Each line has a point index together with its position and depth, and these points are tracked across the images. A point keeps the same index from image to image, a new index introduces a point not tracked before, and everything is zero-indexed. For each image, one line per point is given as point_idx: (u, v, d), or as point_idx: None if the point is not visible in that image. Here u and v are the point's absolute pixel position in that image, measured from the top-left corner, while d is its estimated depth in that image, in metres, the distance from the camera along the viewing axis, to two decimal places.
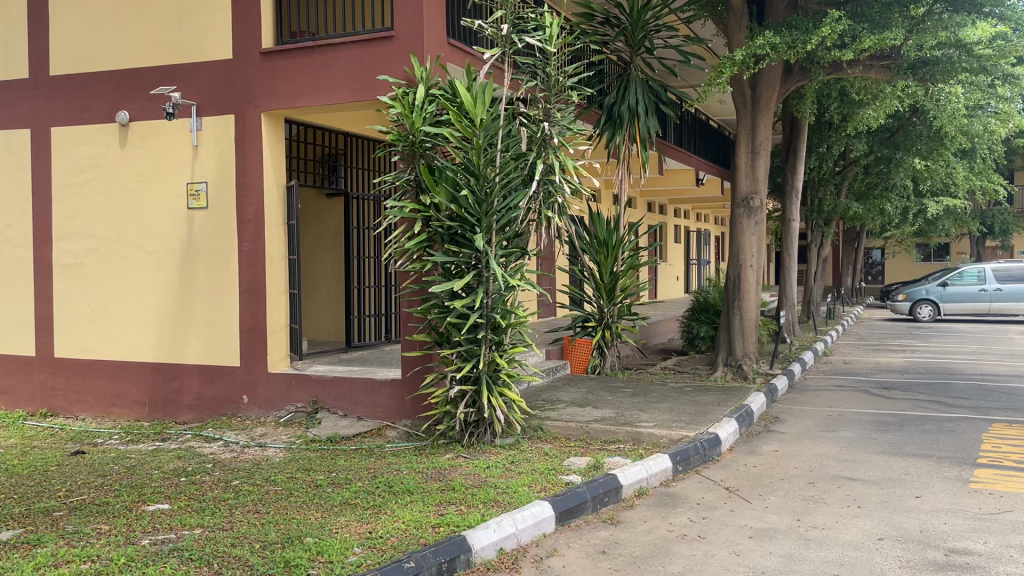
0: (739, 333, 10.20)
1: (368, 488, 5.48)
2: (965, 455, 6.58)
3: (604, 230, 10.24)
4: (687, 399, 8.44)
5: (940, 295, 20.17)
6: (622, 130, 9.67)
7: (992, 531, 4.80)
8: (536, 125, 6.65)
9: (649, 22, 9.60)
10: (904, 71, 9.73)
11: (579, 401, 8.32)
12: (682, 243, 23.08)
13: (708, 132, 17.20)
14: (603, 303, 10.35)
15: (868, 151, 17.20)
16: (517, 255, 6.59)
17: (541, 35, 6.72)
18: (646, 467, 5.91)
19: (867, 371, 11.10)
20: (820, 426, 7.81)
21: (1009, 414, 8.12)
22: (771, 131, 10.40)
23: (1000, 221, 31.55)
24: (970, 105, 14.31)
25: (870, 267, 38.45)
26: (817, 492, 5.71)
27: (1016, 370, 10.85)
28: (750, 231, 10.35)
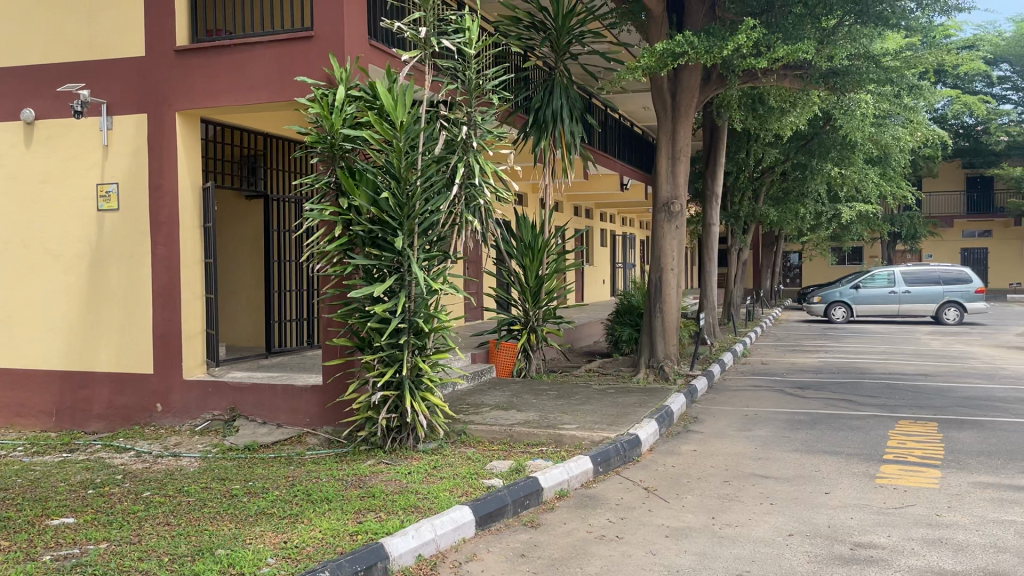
0: (660, 335, 10.40)
1: (285, 497, 5.37)
2: (873, 452, 6.83)
3: (530, 233, 10.25)
4: (610, 400, 8.55)
5: (853, 297, 20.96)
6: (547, 134, 9.68)
7: (895, 525, 4.99)
8: (457, 129, 6.64)
9: (574, 27, 9.72)
10: (817, 81, 10.06)
11: (503, 404, 8.33)
12: (608, 247, 23.42)
13: (632, 138, 17.49)
14: (529, 307, 10.38)
15: (785, 157, 17.67)
16: (440, 258, 6.53)
17: (462, 37, 6.68)
18: (567, 468, 5.96)
19: (783, 371, 11.43)
20: (738, 425, 8.00)
21: (914, 412, 8.47)
22: (690, 138, 10.63)
23: (908, 225, 33.04)
24: (880, 113, 14.89)
25: (789, 270, 39.71)
26: (732, 490, 5.84)
27: (921, 369, 11.33)
28: (671, 235, 10.50)
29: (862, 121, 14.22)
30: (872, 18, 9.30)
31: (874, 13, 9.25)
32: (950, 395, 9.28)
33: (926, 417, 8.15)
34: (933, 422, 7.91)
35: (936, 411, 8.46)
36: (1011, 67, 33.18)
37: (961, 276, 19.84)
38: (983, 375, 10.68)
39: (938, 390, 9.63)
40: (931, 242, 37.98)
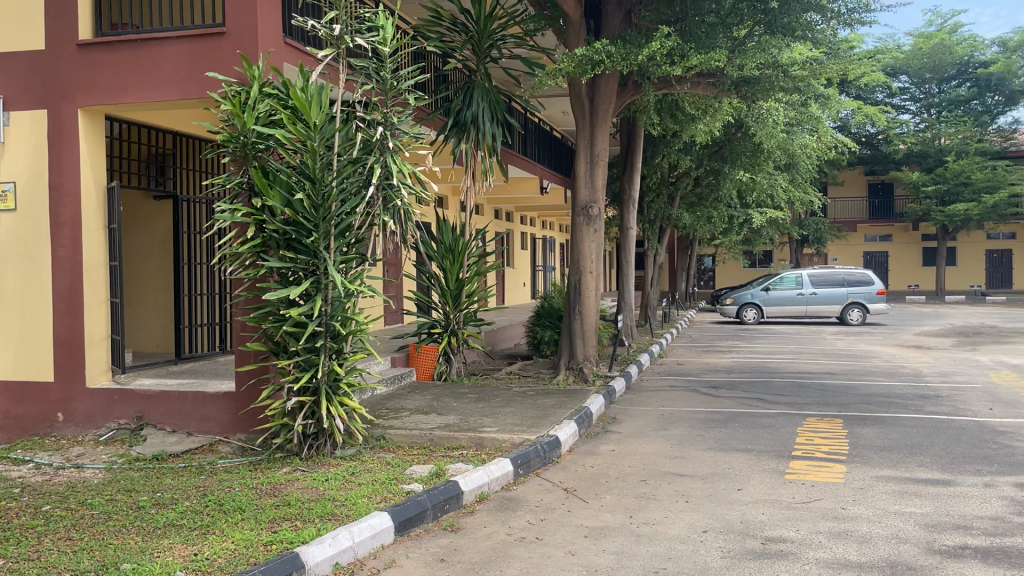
0: (580, 337, 10.51)
1: (196, 507, 5.19)
2: (783, 448, 7.06)
3: (450, 236, 10.20)
4: (530, 402, 8.59)
5: (764, 299, 21.66)
6: (467, 136, 9.66)
7: (804, 519, 5.16)
8: (373, 130, 6.56)
9: (495, 31, 9.74)
10: (728, 89, 10.35)
11: (423, 408, 8.26)
12: (528, 250, 23.57)
13: (551, 142, 17.64)
14: (450, 310, 10.32)
15: (699, 164, 18.08)
16: (357, 261, 6.44)
17: (376, 35, 6.65)
18: (487, 472, 5.94)
19: (698, 371, 11.70)
20: (655, 425, 8.16)
21: (821, 409, 8.79)
22: (608, 142, 10.77)
23: (815, 230, 34.39)
24: (789, 122, 15.44)
25: (703, 273, 40.77)
26: (649, 489, 5.94)
27: (827, 368, 11.78)
28: (590, 238, 10.61)
29: (773, 128, 14.73)
30: (779, 28, 9.59)
31: (780, 23, 9.57)
32: (854, 393, 9.69)
33: (833, 414, 8.48)
34: (838, 419, 8.23)
35: (841, 408, 8.81)
36: (909, 79, 34.96)
37: (864, 279, 20.73)
38: (885, 373, 11.17)
39: (842, 388, 10.03)
40: (836, 246, 39.60)
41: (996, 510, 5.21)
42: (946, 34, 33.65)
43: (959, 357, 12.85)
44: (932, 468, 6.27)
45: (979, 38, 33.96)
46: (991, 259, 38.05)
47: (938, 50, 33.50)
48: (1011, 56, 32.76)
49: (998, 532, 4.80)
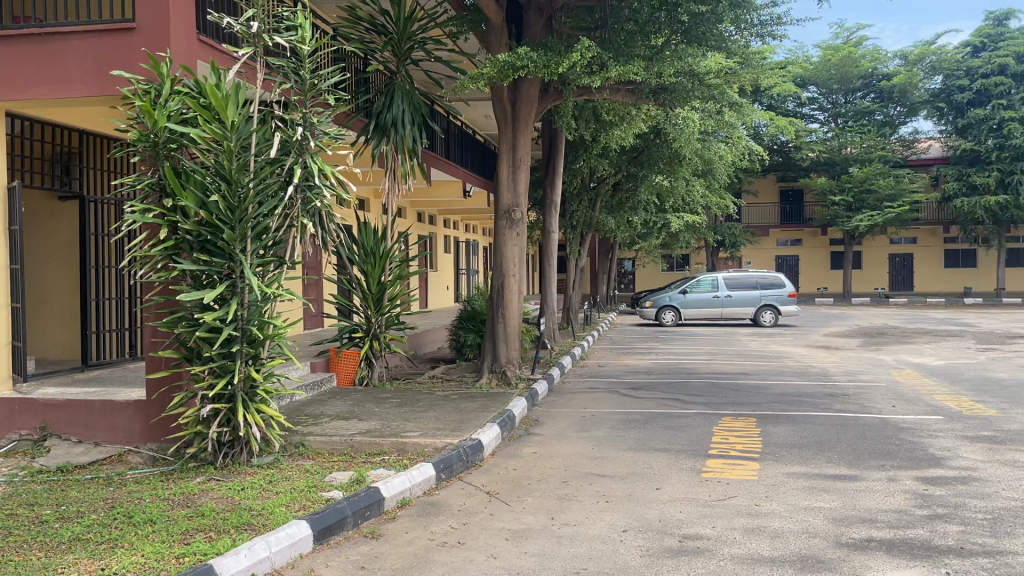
0: (503, 340, 10.54)
1: (104, 520, 4.99)
2: (700, 448, 7.23)
3: (371, 239, 10.09)
4: (453, 406, 8.57)
5: (682, 301, 22.17)
6: (388, 138, 9.57)
7: (719, 516, 5.29)
8: (293, 130, 6.44)
9: (415, 33, 9.68)
10: (647, 96, 10.58)
11: (344, 414, 8.14)
12: (451, 254, 23.51)
13: (473, 145, 17.64)
14: (371, 313, 10.19)
15: (618, 169, 18.37)
16: (275, 264, 6.31)
17: (295, 35, 6.53)
18: (408, 477, 5.89)
19: (618, 373, 11.88)
20: (576, 426, 8.24)
21: (736, 409, 9.05)
22: (530, 146, 10.83)
23: (730, 235, 35.40)
24: (704, 129, 15.84)
25: (624, 276, 41.49)
26: (570, 490, 6.00)
27: (741, 368, 12.13)
28: (512, 242, 10.66)
29: (688, 135, 15.09)
30: (695, 38, 9.85)
31: (697, 33, 9.83)
32: (767, 392, 9.99)
33: (747, 413, 8.72)
34: (752, 418, 8.48)
35: (755, 407, 9.08)
36: (818, 90, 36.26)
37: (776, 282, 21.53)
38: (796, 373, 11.57)
39: (756, 387, 10.35)
40: (750, 250, 40.86)
41: (899, 503, 5.46)
42: (852, 46, 35.02)
43: (864, 357, 13.41)
44: (839, 464, 6.53)
45: (882, 51, 35.55)
46: (893, 262, 39.89)
47: (846, 62, 34.71)
48: (911, 69, 34.58)
49: (901, 524, 5.03)
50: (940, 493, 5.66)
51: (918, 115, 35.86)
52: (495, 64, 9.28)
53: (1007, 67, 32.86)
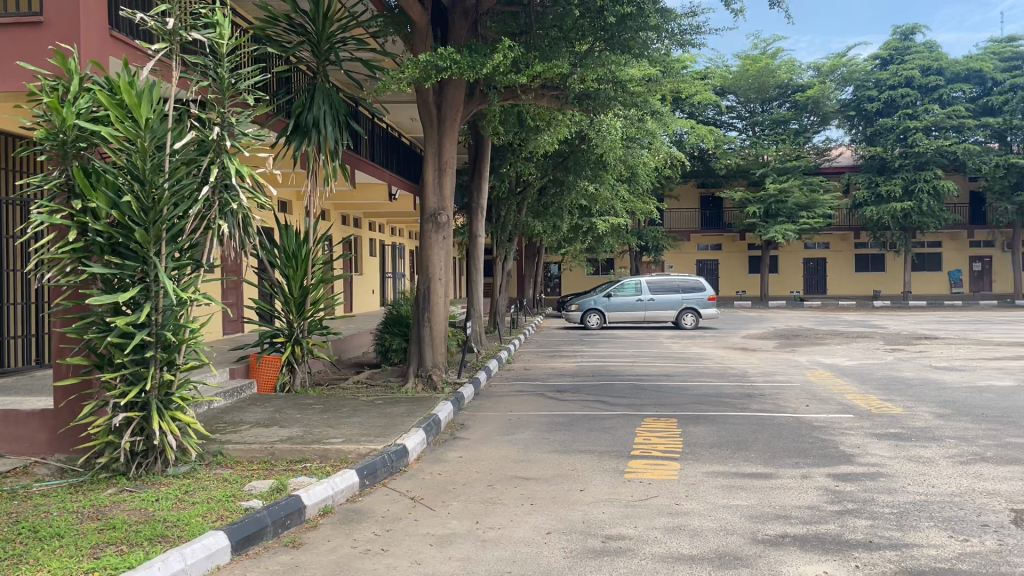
0: (429, 344, 10.48)
1: (7, 536, 4.75)
2: (622, 449, 7.33)
3: (293, 241, 9.90)
4: (377, 412, 8.48)
5: (606, 305, 22.43)
6: (309, 140, 9.41)
7: (641, 516, 5.38)
8: (209, 129, 6.28)
9: (335, 34, 9.56)
10: (572, 102, 10.70)
11: (265, 421, 7.95)
12: (376, 257, 23.25)
13: (398, 147, 17.49)
14: (292, 317, 9.98)
15: (544, 173, 18.45)
16: (191, 267, 6.13)
17: (212, 32, 6.36)
18: (331, 484, 5.80)
19: (543, 376, 11.95)
20: (501, 430, 8.25)
21: (659, 410, 9.21)
22: (455, 150, 10.80)
23: (653, 239, 36.10)
24: (627, 135, 16.09)
25: (550, 280, 41.84)
26: (495, 494, 6.00)
27: (664, 370, 12.35)
28: (438, 245, 10.61)
29: (612, 141, 15.39)
30: (618, 45, 9.96)
31: (619, 40, 9.95)
32: (687, 394, 10.19)
33: (669, 414, 8.89)
34: (673, 419, 8.65)
35: (676, 408, 9.25)
36: (736, 99, 37.18)
37: (697, 285, 22.04)
38: (716, 374, 11.85)
39: (677, 389, 10.56)
40: (672, 254, 41.70)
41: (812, 499, 5.65)
42: (769, 58, 35.81)
43: (779, 358, 13.83)
44: (756, 462, 6.71)
45: (797, 62, 36.52)
46: (808, 266, 41.26)
47: (763, 72, 35.57)
48: (824, 81, 35.51)
49: (814, 520, 5.20)
50: (850, 488, 5.87)
51: (831, 125, 37.00)
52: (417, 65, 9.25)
53: (913, 79, 34.65)
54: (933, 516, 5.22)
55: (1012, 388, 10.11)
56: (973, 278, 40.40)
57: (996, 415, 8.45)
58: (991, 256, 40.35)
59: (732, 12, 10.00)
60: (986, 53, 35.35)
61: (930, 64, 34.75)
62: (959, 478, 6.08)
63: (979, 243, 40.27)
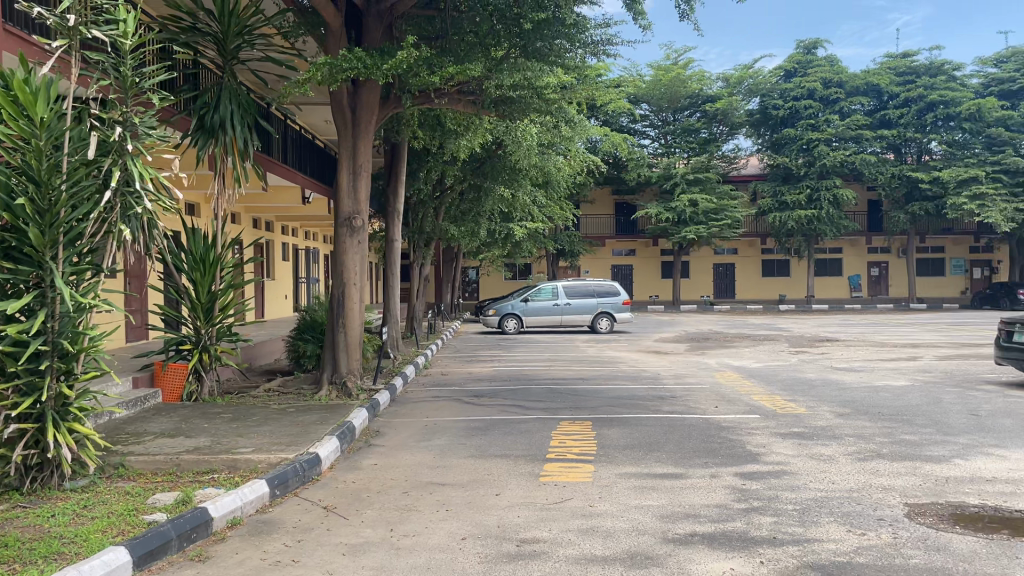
0: (343, 351, 10.34)
1: None
2: (538, 452, 7.37)
3: (201, 245, 9.59)
4: (289, 420, 8.30)
5: (523, 309, 22.54)
6: (216, 140, 9.16)
7: (555, 518, 5.42)
8: (110, 129, 6.05)
9: (244, 33, 9.34)
10: (487, 107, 10.78)
11: (170, 431, 7.69)
12: (289, 261, 22.77)
13: (312, 150, 17.22)
14: (200, 324, 9.67)
15: (462, 178, 18.43)
16: (91, 272, 5.89)
17: (115, 29, 6.13)
18: (240, 495, 5.64)
19: (460, 381, 11.92)
20: (417, 436, 8.19)
21: (574, 413, 9.31)
22: (370, 153, 10.66)
23: (568, 244, 36.65)
24: (543, 141, 16.22)
25: (468, 285, 41.83)
26: (410, 500, 5.95)
27: (579, 374, 12.49)
28: (353, 250, 10.44)
29: (528, 147, 15.54)
30: (533, 53, 10.03)
31: (535, 48, 10.01)
32: (602, 397, 10.34)
33: (584, 417, 9.00)
34: (587, 422, 8.77)
35: (591, 411, 9.37)
36: (649, 108, 37.89)
37: (611, 289, 22.41)
38: (630, 377, 12.06)
39: (592, 392, 10.69)
40: (588, 259, 42.28)
41: (720, 498, 5.80)
42: (681, 68, 36.47)
43: (690, 361, 14.18)
44: (667, 463, 6.85)
45: (707, 73, 37.50)
46: (718, 271, 42.45)
47: (674, 83, 36.26)
48: (732, 93, 36.58)
49: (721, 518, 5.34)
50: (756, 487, 6.06)
51: (739, 134, 38.19)
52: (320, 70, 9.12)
53: (815, 92, 36.13)
54: (833, 511, 5.44)
55: (905, 388, 10.62)
56: (871, 282, 42.36)
57: (891, 414, 8.85)
58: (887, 262, 42.39)
59: (641, 26, 10.22)
60: (883, 67, 37.05)
61: (832, 77, 36.22)
62: (857, 474, 6.37)
63: (876, 250, 42.23)
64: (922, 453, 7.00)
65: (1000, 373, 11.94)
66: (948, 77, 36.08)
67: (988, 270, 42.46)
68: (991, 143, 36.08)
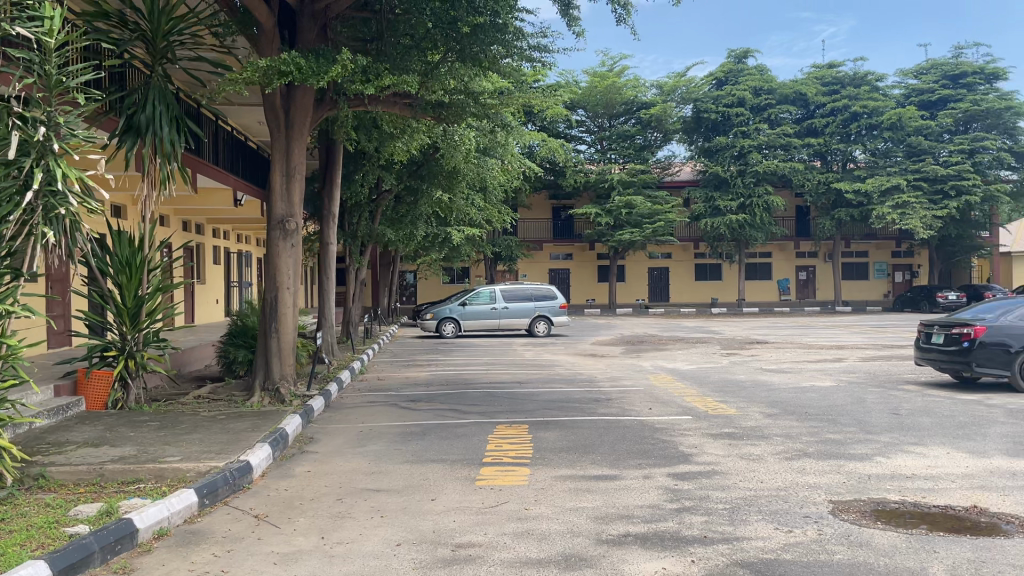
0: (276, 356, 10.17)
1: None
2: (474, 457, 7.37)
3: (127, 248, 9.31)
4: (219, 427, 8.12)
5: (461, 314, 22.41)
6: (143, 140, 8.90)
7: (490, 522, 5.43)
8: (32, 128, 5.83)
9: (172, 31, 9.10)
10: (423, 110, 10.77)
11: (94, 441, 7.44)
12: (221, 265, 22.29)
13: (245, 151, 16.90)
14: (126, 330, 9.37)
15: (398, 181, 18.29)
16: (9, 277, 5.65)
17: (39, 25, 5.92)
18: (167, 505, 5.49)
19: (397, 386, 11.83)
20: (352, 442, 8.11)
21: (511, 416, 9.34)
22: (304, 155, 10.51)
23: (505, 248, 36.79)
24: (479, 145, 16.23)
25: (405, 288, 41.58)
26: (344, 507, 5.89)
27: (516, 378, 12.54)
28: (287, 254, 10.28)
29: (464, 151, 15.55)
30: (469, 58, 10.01)
31: (471, 53, 9.99)
32: (539, 400, 10.40)
33: (520, 421, 9.04)
34: (524, 425, 8.80)
35: (527, 414, 9.42)
36: (585, 114, 38.24)
37: (548, 294, 22.57)
38: (566, 380, 12.16)
39: (529, 395, 10.75)
40: (525, 262, 42.47)
41: (653, 499, 5.89)
42: (616, 75, 36.87)
43: (624, 364, 14.38)
44: (602, 464, 6.93)
45: (641, 80, 38.02)
46: (653, 275, 43.07)
47: (610, 90, 36.63)
48: (666, 100, 37.20)
49: (654, 519, 5.42)
50: (688, 487, 6.17)
51: (672, 141, 38.89)
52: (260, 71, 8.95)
53: (746, 100, 37.04)
54: (761, 509, 5.57)
55: (831, 388, 10.96)
56: (799, 286, 43.57)
57: (817, 414, 9.11)
58: (814, 266, 43.68)
59: (575, 33, 10.32)
60: (810, 77, 38.12)
61: (761, 85, 37.17)
62: (785, 473, 6.54)
63: (804, 254, 43.47)
64: (846, 451, 7.23)
65: (919, 373, 12.43)
66: (871, 88, 37.43)
67: (910, 274, 44.15)
68: (911, 152, 37.50)
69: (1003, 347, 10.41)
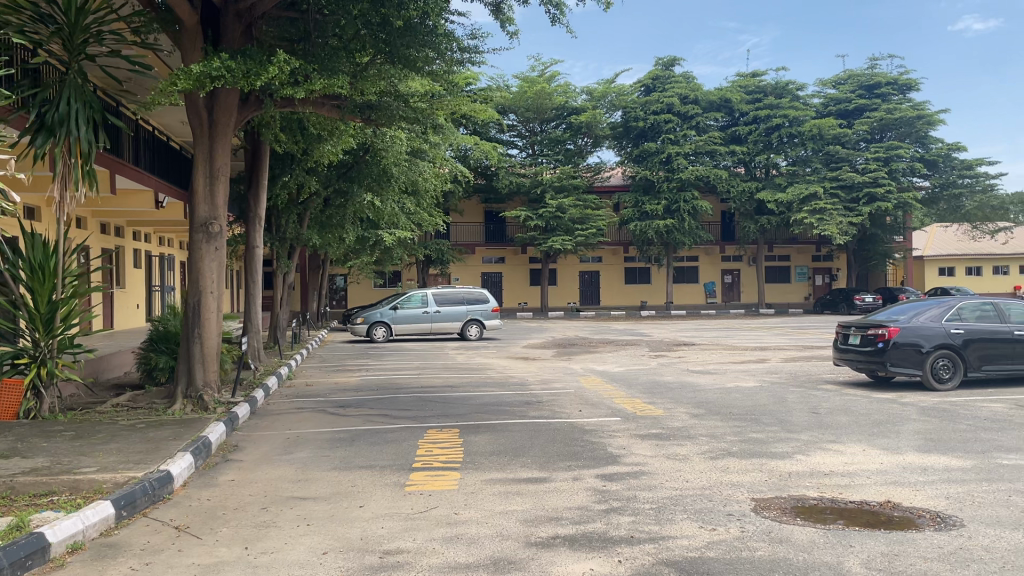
0: (199, 363, 9.91)
1: None
2: (403, 462, 7.31)
3: (39, 252, 8.94)
4: (139, 436, 7.87)
5: (392, 317, 22.28)
6: (57, 139, 8.57)
7: (420, 528, 5.39)
8: None
9: (89, 27, 8.81)
10: (352, 113, 10.66)
11: (3, 452, 7.12)
12: (142, 269, 21.61)
13: (166, 152, 16.42)
14: (38, 337, 8.97)
15: (326, 184, 17.82)
16: None
17: None
18: (81, 518, 5.29)
19: (327, 392, 11.66)
20: (279, 449, 7.95)
21: (441, 421, 9.30)
22: (228, 157, 10.30)
23: (437, 250, 36.54)
24: (408, 147, 16.13)
25: (335, 293, 41.12)
26: (269, 516, 5.77)
27: (447, 381, 12.49)
28: (210, 257, 10.05)
29: (396, 152, 15.47)
30: (399, 59, 9.95)
31: (401, 54, 9.92)
32: (469, 404, 10.37)
33: (451, 425, 9.00)
34: (455, 429, 8.77)
35: (458, 418, 9.39)
36: (516, 118, 38.30)
37: (481, 298, 22.58)
38: (497, 383, 12.17)
39: (460, 399, 10.72)
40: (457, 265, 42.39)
41: (581, 500, 5.94)
42: (546, 81, 37.00)
43: (554, 367, 14.48)
44: (531, 467, 6.96)
45: (571, 86, 38.31)
46: (584, 278, 43.50)
47: (539, 95, 36.69)
48: (595, 106, 37.66)
49: (582, 520, 5.47)
50: (616, 488, 6.24)
51: (603, 146, 39.42)
52: (192, 75, 8.75)
53: (673, 106, 37.79)
54: (686, 509, 5.68)
55: (755, 388, 11.23)
56: (725, 289, 44.64)
57: (742, 414, 9.31)
58: (739, 269, 44.82)
59: (509, 33, 10.39)
60: (735, 85, 39.04)
61: (688, 93, 37.94)
62: (709, 472, 6.67)
63: (730, 258, 44.55)
64: (768, 450, 7.42)
65: (838, 373, 12.85)
66: (792, 96, 38.64)
67: (829, 277, 45.66)
68: (830, 159, 38.66)
69: (915, 347, 10.85)
